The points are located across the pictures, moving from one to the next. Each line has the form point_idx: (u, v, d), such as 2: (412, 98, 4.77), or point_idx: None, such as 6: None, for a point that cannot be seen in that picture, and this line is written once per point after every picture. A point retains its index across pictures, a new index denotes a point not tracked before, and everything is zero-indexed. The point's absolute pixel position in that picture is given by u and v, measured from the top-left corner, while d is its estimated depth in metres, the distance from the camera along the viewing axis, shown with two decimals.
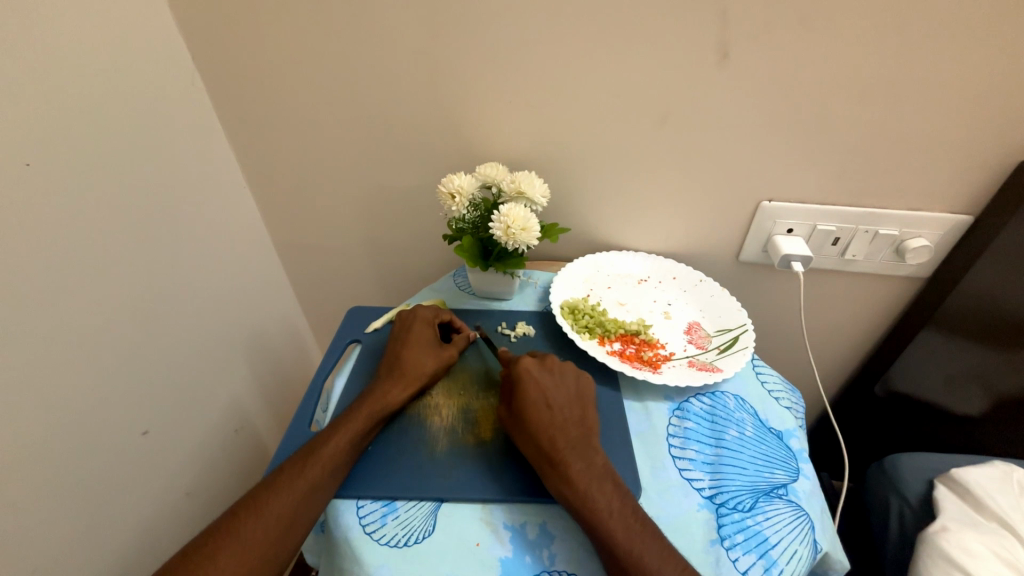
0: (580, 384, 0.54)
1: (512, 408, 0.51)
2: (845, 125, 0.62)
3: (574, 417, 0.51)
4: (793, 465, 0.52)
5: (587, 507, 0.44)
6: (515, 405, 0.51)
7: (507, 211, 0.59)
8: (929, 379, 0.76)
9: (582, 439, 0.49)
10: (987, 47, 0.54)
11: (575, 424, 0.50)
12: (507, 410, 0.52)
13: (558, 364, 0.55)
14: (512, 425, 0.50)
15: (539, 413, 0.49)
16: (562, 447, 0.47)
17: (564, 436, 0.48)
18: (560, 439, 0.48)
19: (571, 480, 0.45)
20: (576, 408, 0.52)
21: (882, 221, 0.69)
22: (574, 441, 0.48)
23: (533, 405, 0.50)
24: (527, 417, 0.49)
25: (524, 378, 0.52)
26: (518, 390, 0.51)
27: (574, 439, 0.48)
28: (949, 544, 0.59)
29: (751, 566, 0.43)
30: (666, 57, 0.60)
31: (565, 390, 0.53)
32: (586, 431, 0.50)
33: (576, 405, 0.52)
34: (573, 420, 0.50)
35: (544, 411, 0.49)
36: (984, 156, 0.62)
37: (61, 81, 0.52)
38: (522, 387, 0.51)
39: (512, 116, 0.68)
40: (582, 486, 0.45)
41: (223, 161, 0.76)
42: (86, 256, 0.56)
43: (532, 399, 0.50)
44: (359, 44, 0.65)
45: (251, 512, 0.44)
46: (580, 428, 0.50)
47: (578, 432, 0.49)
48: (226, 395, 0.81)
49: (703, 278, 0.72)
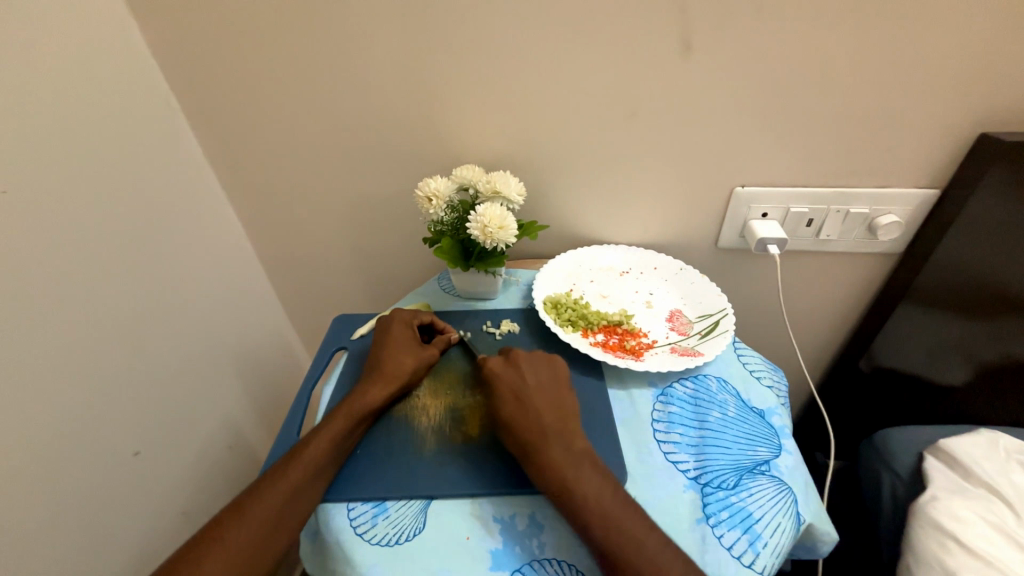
0: (551, 371, 0.55)
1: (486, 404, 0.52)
2: (810, 107, 0.64)
3: (556, 403, 0.51)
4: (775, 441, 0.52)
5: (571, 489, 0.44)
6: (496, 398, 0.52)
7: (484, 211, 0.60)
8: (912, 353, 0.78)
9: (558, 422, 0.49)
10: (938, 25, 0.56)
11: (558, 409, 0.51)
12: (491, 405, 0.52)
13: (524, 355, 0.55)
14: (496, 416, 0.51)
15: (518, 401, 0.51)
16: (535, 436, 0.48)
17: (537, 425, 0.49)
18: (534, 425, 0.49)
19: (554, 462, 0.46)
20: (550, 395, 0.52)
21: (853, 199, 0.70)
22: (549, 427, 0.49)
23: (509, 397, 0.51)
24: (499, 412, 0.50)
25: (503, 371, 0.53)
26: (497, 383, 0.53)
27: (550, 423, 0.49)
28: (939, 513, 0.60)
29: (736, 542, 0.44)
30: (630, 51, 0.62)
31: (537, 377, 0.53)
32: (563, 416, 0.50)
33: (548, 391, 0.52)
34: (555, 406, 0.51)
35: (525, 400, 0.51)
36: (947, 130, 0.63)
37: (34, 107, 0.53)
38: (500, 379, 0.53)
39: (484, 118, 0.69)
40: (565, 469, 0.45)
41: (201, 178, 0.76)
42: (68, 279, 0.56)
43: (511, 389, 0.52)
44: (330, 55, 0.66)
45: (234, 518, 0.45)
46: (555, 414, 0.50)
47: (561, 417, 0.50)
48: (218, 411, 0.81)
49: (682, 267, 0.73)
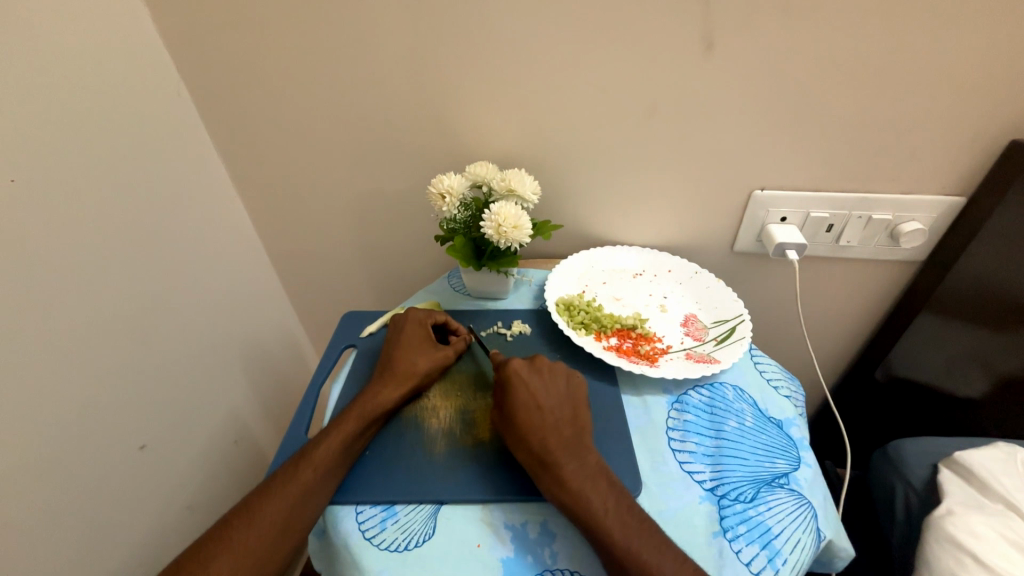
0: (571, 384, 0.53)
1: (503, 411, 0.50)
2: (835, 111, 0.62)
3: (566, 416, 0.50)
4: (794, 453, 0.51)
5: (581, 507, 0.43)
6: (505, 409, 0.50)
7: (498, 209, 0.59)
8: (930, 364, 0.76)
9: (574, 439, 0.48)
10: (968, 27, 0.54)
11: (568, 424, 0.49)
12: (499, 414, 0.51)
13: (548, 365, 0.54)
14: (505, 430, 0.50)
15: (528, 414, 0.48)
16: (554, 448, 0.46)
17: (557, 436, 0.47)
18: (553, 440, 0.47)
19: (564, 481, 0.45)
20: (568, 409, 0.51)
21: (875, 206, 0.68)
22: (566, 441, 0.47)
23: (521, 408, 0.49)
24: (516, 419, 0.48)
25: (513, 379, 0.51)
26: (507, 392, 0.50)
27: (567, 439, 0.48)
28: (956, 527, 0.59)
29: (755, 558, 0.43)
30: (650, 48, 0.60)
31: (556, 391, 0.52)
32: (579, 431, 0.49)
33: (566, 405, 0.51)
34: (565, 420, 0.50)
35: (535, 413, 0.48)
36: (976, 136, 0.61)
37: (40, 94, 0.52)
38: (511, 389, 0.50)
39: (499, 115, 0.68)
40: (576, 487, 0.44)
41: (212, 169, 0.76)
42: (73, 272, 0.55)
43: (521, 403, 0.49)
44: (344, 48, 0.64)
45: (242, 519, 0.44)
46: (572, 428, 0.49)
47: (571, 432, 0.49)
48: (225, 404, 0.81)
49: (698, 270, 0.71)
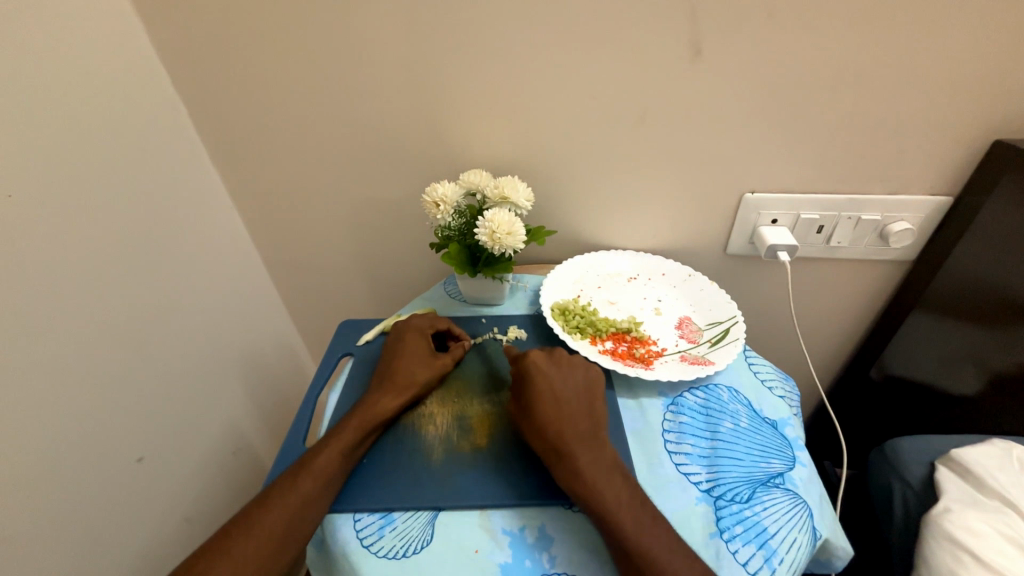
0: (590, 376, 0.54)
1: (521, 402, 0.51)
2: (821, 114, 0.63)
3: (584, 408, 0.50)
4: (788, 453, 0.52)
5: (594, 500, 0.43)
6: (523, 398, 0.51)
7: (492, 216, 0.59)
8: (924, 362, 0.77)
9: (591, 432, 0.48)
10: (948, 30, 0.55)
11: (584, 416, 0.50)
12: (517, 405, 0.52)
13: (567, 358, 0.55)
14: (521, 421, 0.50)
15: (544, 404, 0.49)
16: (570, 440, 0.47)
17: (574, 428, 0.48)
18: (569, 430, 0.48)
19: (579, 472, 0.45)
20: (585, 401, 0.51)
21: (865, 207, 0.69)
22: (583, 434, 0.48)
23: (543, 398, 0.50)
24: (534, 408, 0.49)
25: (532, 371, 0.52)
26: (525, 384, 0.52)
27: (583, 431, 0.48)
28: (952, 525, 0.59)
29: (751, 558, 0.43)
30: (638, 55, 0.61)
31: (573, 382, 0.53)
32: (595, 423, 0.50)
33: (584, 397, 0.52)
34: (581, 412, 0.50)
35: (553, 404, 0.49)
36: (961, 135, 0.62)
37: (35, 111, 0.52)
38: (529, 380, 0.51)
39: (491, 123, 0.69)
40: (590, 479, 0.45)
41: (208, 181, 0.76)
42: (69, 285, 0.56)
43: (538, 392, 0.50)
44: (336, 60, 0.65)
45: (242, 529, 0.44)
46: (589, 420, 0.50)
47: (588, 424, 0.49)
48: (223, 415, 0.81)
49: (691, 273, 0.72)
